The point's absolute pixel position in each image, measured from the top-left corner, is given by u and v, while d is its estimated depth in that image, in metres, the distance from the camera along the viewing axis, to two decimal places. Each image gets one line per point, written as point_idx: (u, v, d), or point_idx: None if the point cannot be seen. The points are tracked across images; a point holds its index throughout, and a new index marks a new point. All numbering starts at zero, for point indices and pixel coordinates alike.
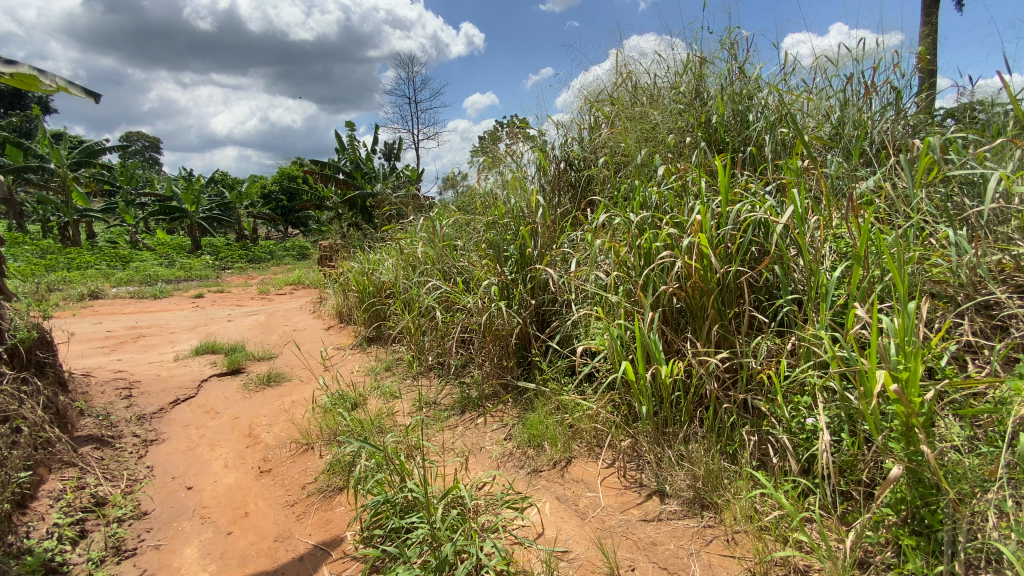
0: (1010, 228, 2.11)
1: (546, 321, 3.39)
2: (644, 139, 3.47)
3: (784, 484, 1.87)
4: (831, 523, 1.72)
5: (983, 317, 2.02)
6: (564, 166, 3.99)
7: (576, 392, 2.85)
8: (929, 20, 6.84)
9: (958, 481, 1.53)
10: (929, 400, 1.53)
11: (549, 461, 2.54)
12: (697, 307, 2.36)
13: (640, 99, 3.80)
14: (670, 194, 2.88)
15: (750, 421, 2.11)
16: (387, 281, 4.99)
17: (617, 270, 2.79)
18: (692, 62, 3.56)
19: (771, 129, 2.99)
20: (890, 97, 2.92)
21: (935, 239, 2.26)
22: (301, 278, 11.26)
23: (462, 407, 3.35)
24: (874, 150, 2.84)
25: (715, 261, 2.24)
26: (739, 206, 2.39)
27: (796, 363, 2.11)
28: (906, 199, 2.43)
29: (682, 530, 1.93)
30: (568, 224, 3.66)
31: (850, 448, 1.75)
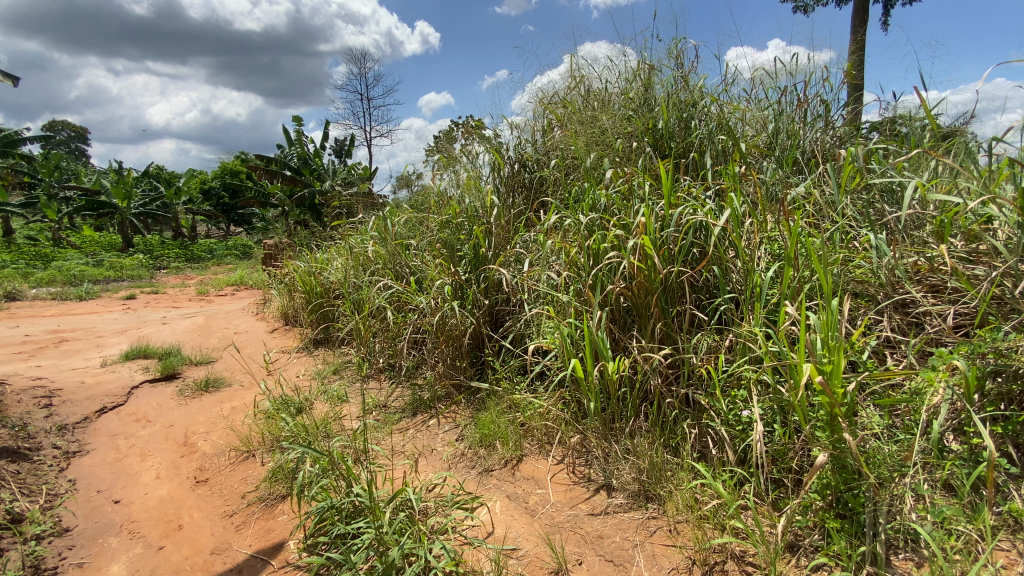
0: (924, 233, 2.30)
1: (499, 321, 3.40)
2: (594, 142, 3.55)
3: (722, 474, 1.95)
4: (765, 510, 1.81)
5: (900, 314, 2.18)
6: (517, 168, 4.02)
7: (528, 391, 2.87)
8: (856, 40, 7.37)
9: (879, 466, 1.64)
10: (851, 391, 1.65)
11: (500, 460, 2.55)
12: (642, 306, 2.44)
13: (591, 104, 3.88)
14: (618, 196, 2.95)
15: (692, 414, 2.20)
16: (336, 282, 4.85)
17: (568, 271, 2.83)
18: (640, 69, 3.67)
19: (712, 136, 3.13)
20: (820, 110, 3.12)
21: (858, 242, 2.43)
22: (244, 279, 10.75)
23: (413, 409, 3.30)
24: (805, 159, 3.03)
25: (659, 261, 2.33)
26: (681, 209, 2.49)
27: (733, 358, 2.22)
28: (833, 205, 2.60)
29: (628, 522, 1.98)
30: (521, 224, 3.68)
31: (781, 438, 1.84)
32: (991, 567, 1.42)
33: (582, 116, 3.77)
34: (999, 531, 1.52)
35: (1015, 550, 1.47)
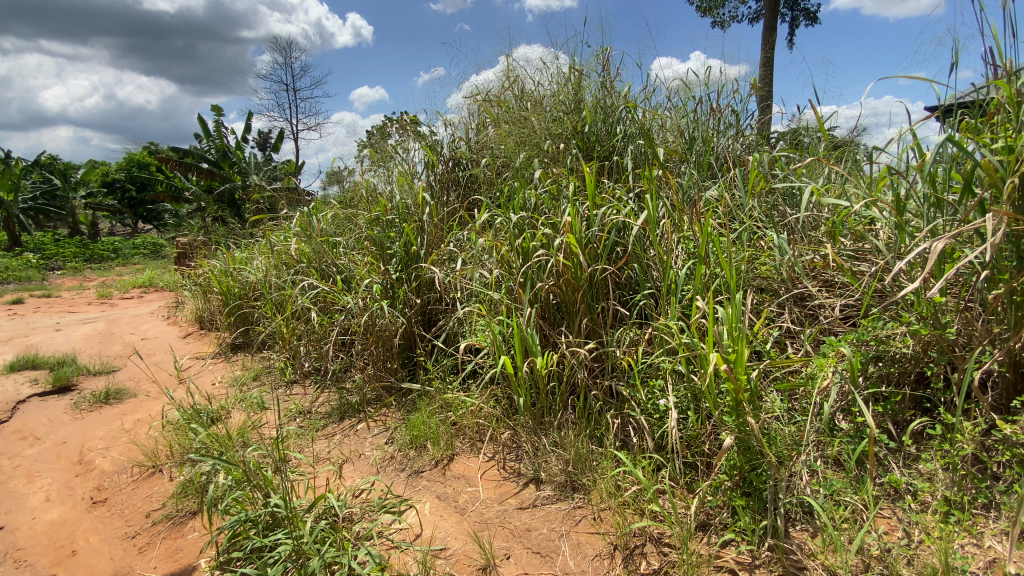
0: (819, 234, 2.52)
1: (431, 320, 3.34)
2: (524, 142, 3.59)
3: (642, 460, 2.04)
4: (680, 492, 1.91)
5: (799, 307, 2.38)
6: (448, 166, 3.98)
7: (460, 390, 2.84)
8: (766, 55, 8.02)
9: (777, 445, 1.78)
10: (753, 377, 1.79)
11: (431, 461, 2.51)
12: (569, 302, 2.50)
13: (521, 104, 3.93)
14: (546, 195, 3.01)
15: (615, 405, 2.28)
16: (257, 282, 4.57)
17: (499, 269, 2.84)
18: (568, 73, 3.77)
19: (634, 141, 3.27)
20: (732, 119, 3.35)
21: (763, 241, 2.63)
22: (153, 280, 9.85)
23: (340, 413, 3.18)
24: (718, 164, 3.24)
25: (584, 258, 2.40)
26: (606, 209, 2.58)
27: (653, 351, 2.33)
28: (742, 207, 2.80)
29: (555, 513, 2.02)
30: (454, 222, 3.64)
31: (694, 424, 1.96)
32: (872, 531, 1.58)
33: (512, 117, 3.81)
34: (880, 500, 1.69)
35: (892, 516, 1.64)
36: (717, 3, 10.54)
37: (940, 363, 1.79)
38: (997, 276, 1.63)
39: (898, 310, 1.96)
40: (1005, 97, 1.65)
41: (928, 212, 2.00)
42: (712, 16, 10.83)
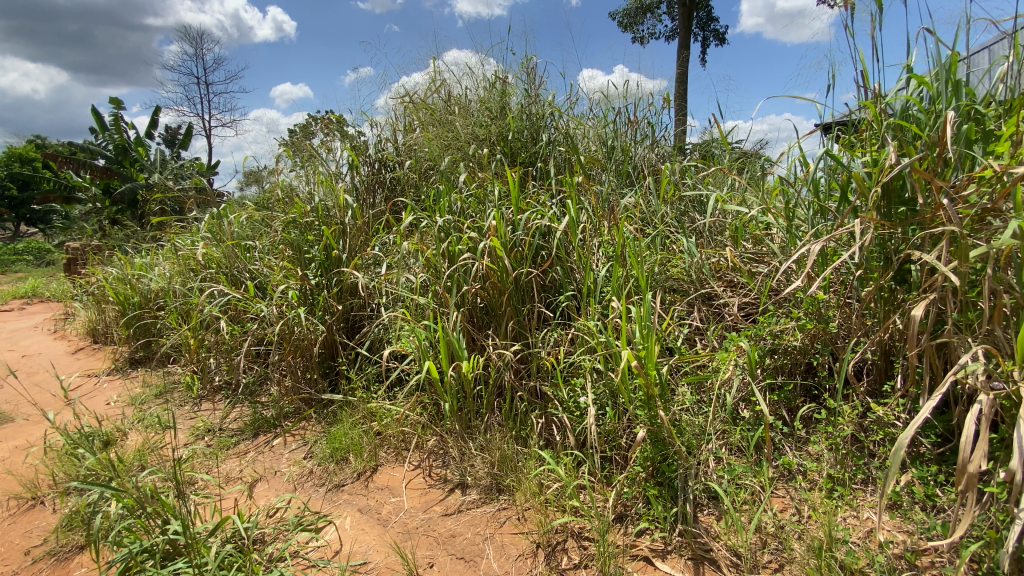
0: (723, 238, 2.72)
1: (354, 327, 3.22)
2: (450, 146, 3.57)
3: (564, 457, 2.08)
4: (599, 486, 1.97)
5: (707, 306, 2.54)
6: (372, 168, 3.87)
7: (385, 399, 2.76)
8: (682, 71, 8.57)
9: (686, 436, 1.89)
10: (661, 372, 1.91)
11: (353, 474, 2.41)
12: (496, 305, 2.51)
13: (447, 108, 3.91)
14: (472, 199, 3.01)
15: (539, 405, 2.31)
16: (159, 290, 4.18)
17: (424, 273, 2.80)
18: (494, 79, 3.80)
19: (557, 148, 3.36)
20: (648, 130, 3.53)
21: (675, 245, 2.79)
22: (36, 289, 8.73)
23: (254, 429, 2.98)
24: (636, 172, 3.40)
25: (508, 261, 2.42)
26: (529, 213, 2.63)
27: (575, 351, 2.39)
28: (657, 213, 2.96)
29: (480, 517, 2.01)
30: (378, 225, 3.53)
31: (612, 419, 2.04)
32: (768, 511, 1.72)
33: (438, 120, 3.77)
34: (776, 481, 1.83)
35: (786, 494, 1.79)
36: (637, 19, 11.12)
37: (825, 353, 1.98)
38: (866, 274, 1.83)
39: (790, 306, 2.15)
40: (870, 116, 1.87)
41: (812, 218, 2.21)
42: (631, 31, 11.41)
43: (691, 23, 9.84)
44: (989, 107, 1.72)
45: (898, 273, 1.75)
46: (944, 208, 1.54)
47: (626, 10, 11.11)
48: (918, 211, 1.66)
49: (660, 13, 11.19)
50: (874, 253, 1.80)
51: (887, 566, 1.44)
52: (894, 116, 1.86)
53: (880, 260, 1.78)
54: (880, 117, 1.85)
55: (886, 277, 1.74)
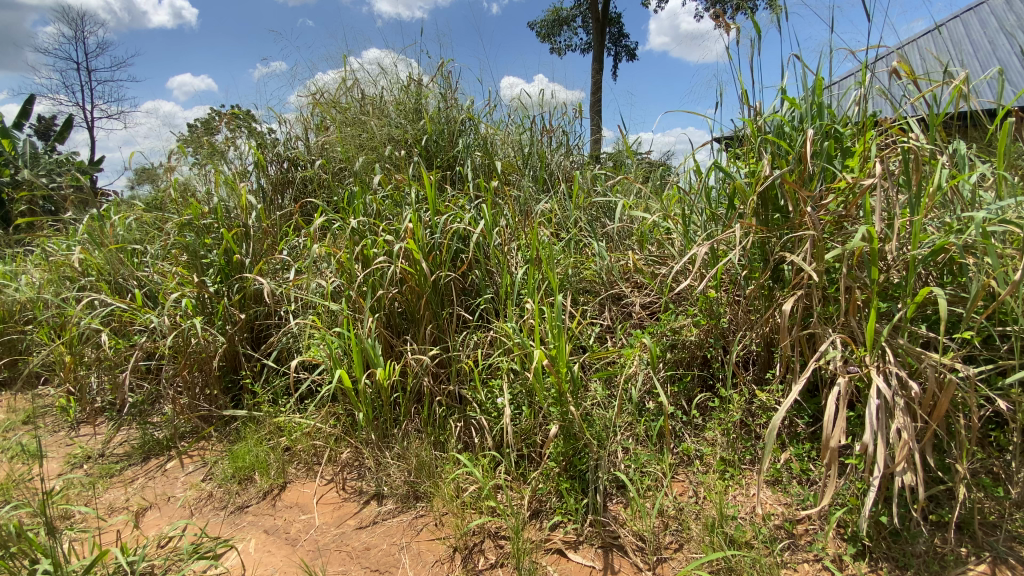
0: (630, 243, 2.88)
1: (261, 337, 3.02)
2: (364, 146, 3.47)
3: (481, 459, 2.09)
4: (515, 485, 2.00)
5: (617, 306, 2.68)
6: (280, 167, 3.67)
7: (294, 412, 2.61)
8: (595, 85, 8.98)
9: (598, 430, 1.98)
10: (573, 369, 1.98)
11: (258, 493, 2.26)
12: (413, 309, 2.47)
13: (362, 108, 3.79)
14: (387, 201, 2.94)
15: (457, 409, 2.30)
16: (25, 301, 3.67)
17: (337, 277, 2.69)
18: (411, 81, 3.75)
19: (474, 153, 3.37)
20: (563, 139, 3.65)
21: (588, 249, 2.92)
22: None
23: (144, 454, 2.70)
24: (551, 179, 3.51)
25: (426, 265, 2.37)
26: (447, 216, 2.62)
27: (492, 353, 2.41)
28: (571, 218, 3.07)
29: (396, 527, 1.96)
30: (287, 228, 3.35)
31: (528, 418, 2.08)
32: (669, 495, 1.84)
33: (351, 120, 3.65)
34: (677, 467, 1.97)
35: (685, 479, 1.93)
36: (554, 32, 11.50)
37: (717, 347, 2.15)
38: (750, 273, 2.02)
39: (688, 304, 2.32)
40: (750, 131, 2.06)
41: (705, 223, 2.40)
42: (549, 43, 11.78)
43: (605, 40, 10.37)
44: (845, 126, 1.96)
45: (775, 273, 1.95)
46: (809, 214, 1.73)
47: (544, 22, 11.44)
48: (790, 217, 1.86)
49: (576, 27, 11.67)
50: (756, 254, 1.99)
51: (769, 537, 1.59)
52: (770, 132, 2.07)
53: (760, 261, 1.97)
54: (759, 133, 2.05)
55: (765, 276, 1.93)
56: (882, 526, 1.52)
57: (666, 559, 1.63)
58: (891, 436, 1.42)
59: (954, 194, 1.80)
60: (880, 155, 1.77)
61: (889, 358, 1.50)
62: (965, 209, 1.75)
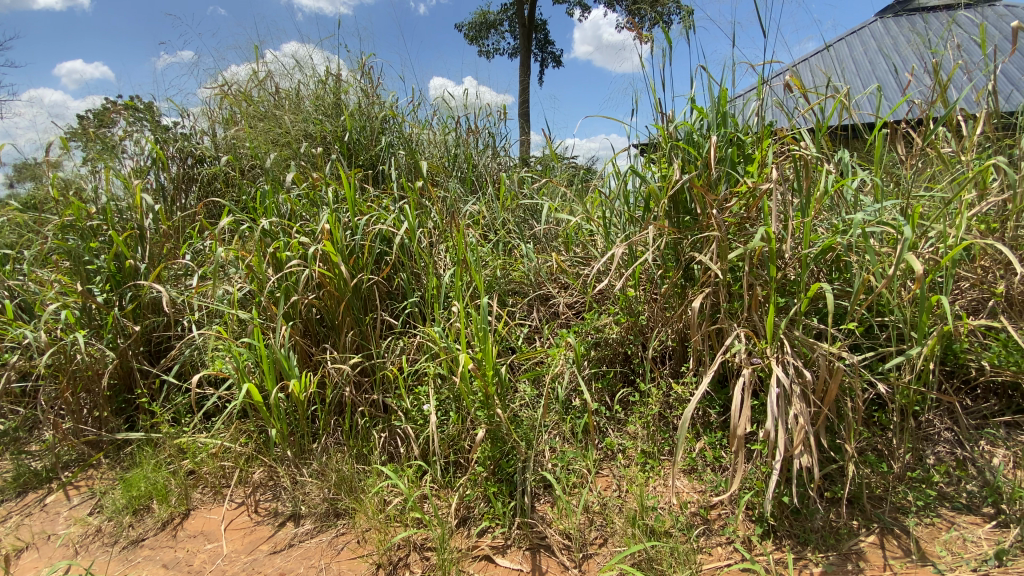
0: (556, 244, 2.93)
1: (160, 350, 2.74)
2: (277, 143, 3.26)
3: (406, 468, 2.01)
4: (442, 493, 1.94)
5: (544, 307, 2.71)
6: (182, 164, 3.36)
7: (199, 431, 2.39)
8: (523, 89, 9.08)
9: (525, 432, 1.97)
10: (499, 371, 1.96)
11: (156, 524, 2.05)
12: (333, 315, 2.34)
13: (275, 102, 3.57)
14: (303, 201, 2.78)
15: (381, 418, 2.21)
16: None
17: (246, 282, 2.49)
18: (329, 75, 3.59)
19: (398, 151, 3.27)
20: (489, 140, 3.64)
21: (516, 250, 2.93)
22: None
23: (17, 489, 2.36)
24: (479, 180, 3.49)
25: (344, 268, 2.25)
26: (368, 217, 2.51)
27: (418, 359, 2.34)
28: (498, 220, 3.07)
29: (314, 548, 1.84)
30: (191, 231, 3.07)
31: (455, 424, 2.03)
32: (594, 490, 1.88)
33: (263, 114, 3.44)
34: (601, 462, 2.01)
35: (609, 473, 1.97)
36: (481, 35, 11.52)
37: (637, 343, 2.23)
38: (665, 272, 2.10)
39: (610, 303, 2.39)
40: (663, 137, 2.16)
41: (624, 225, 2.48)
42: (477, 46, 11.77)
43: (532, 45, 10.56)
44: (746, 134, 2.09)
45: (688, 272, 2.04)
46: (715, 215, 1.84)
47: (471, 24, 11.43)
48: (699, 219, 1.96)
49: (504, 30, 11.77)
50: (670, 254, 2.08)
51: (685, 524, 1.67)
52: (680, 138, 2.18)
53: (673, 261, 2.07)
54: (670, 138, 2.15)
55: (678, 275, 2.02)
56: (785, 506, 1.62)
57: (591, 555, 1.66)
58: (790, 422, 1.53)
59: (840, 197, 1.97)
60: (777, 161, 1.91)
61: (786, 349, 1.62)
62: (849, 211, 1.93)
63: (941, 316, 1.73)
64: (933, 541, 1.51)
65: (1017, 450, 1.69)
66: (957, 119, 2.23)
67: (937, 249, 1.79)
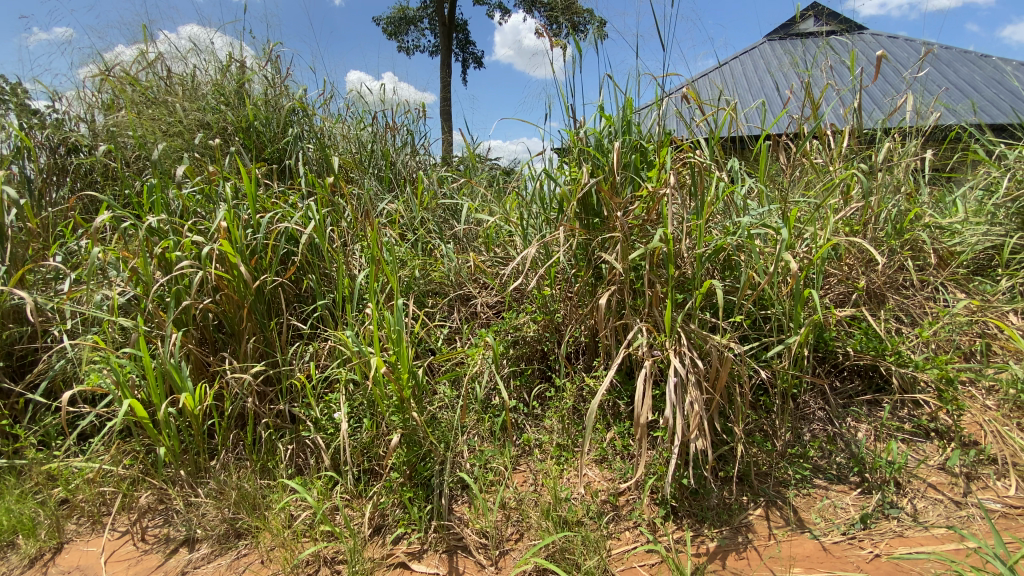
0: (477, 244, 2.93)
1: (24, 365, 2.41)
2: (167, 132, 2.98)
3: (316, 480, 1.92)
4: (355, 503, 1.87)
5: (464, 307, 2.69)
6: (52, 154, 2.99)
7: (73, 454, 2.12)
8: (444, 87, 8.98)
9: (442, 434, 1.96)
10: (414, 373, 1.92)
11: (19, 564, 1.79)
12: (232, 321, 2.17)
13: (166, 88, 3.27)
14: (198, 196, 2.56)
15: (288, 429, 2.09)
16: None
17: (130, 286, 2.25)
18: (230, 62, 3.33)
19: (308, 146, 3.11)
20: (407, 137, 3.56)
21: (434, 250, 2.90)
22: None
23: None
24: (396, 179, 3.40)
25: (244, 269, 2.10)
26: (272, 215, 2.36)
27: (329, 364, 2.23)
28: (416, 219, 3.03)
29: (211, 573, 1.70)
30: (64, 229, 2.73)
31: (369, 430, 1.96)
32: (510, 487, 1.90)
33: (151, 101, 3.13)
34: (519, 458, 2.04)
35: (526, 468, 2.01)
36: (401, 30, 11.26)
37: (553, 341, 2.28)
38: (577, 271, 2.18)
39: (528, 302, 2.43)
40: (573, 140, 2.23)
41: (539, 225, 2.54)
42: (396, 40, 11.48)
43: (453, 44, 10.50)
44: (648, 140, 2.21)
45: (598, 271, 2.13)
46: (620, 217, 1.93)
47: (390, 19, 11.14)
48: (606, 220, 2.05)
49: (424, 27, 11.59)
50: (581, 254, 2.16)
51: (596, 512, 1.74)
52: (589, 142, 2.26)
53: (584, 260, 2.15)
54: (580, 143, 2.23)
55: (588, 273, 2.11)
56: (685, 488, 1.74)
57: (507, 551, 1.68)
58: (686, 409, 1.64)
59: (731, 202, 2.15)
60: (675, 167, 2.04)
61: (683, 341, 1.73)
62: (738, 214, 2.10)
63: (814, 308, 1.94)
64: (809, 509, 1.69)
65: (876, 424, 1.93)
66: (827, 133, 2.50)
67: (810, 249, 2.01)
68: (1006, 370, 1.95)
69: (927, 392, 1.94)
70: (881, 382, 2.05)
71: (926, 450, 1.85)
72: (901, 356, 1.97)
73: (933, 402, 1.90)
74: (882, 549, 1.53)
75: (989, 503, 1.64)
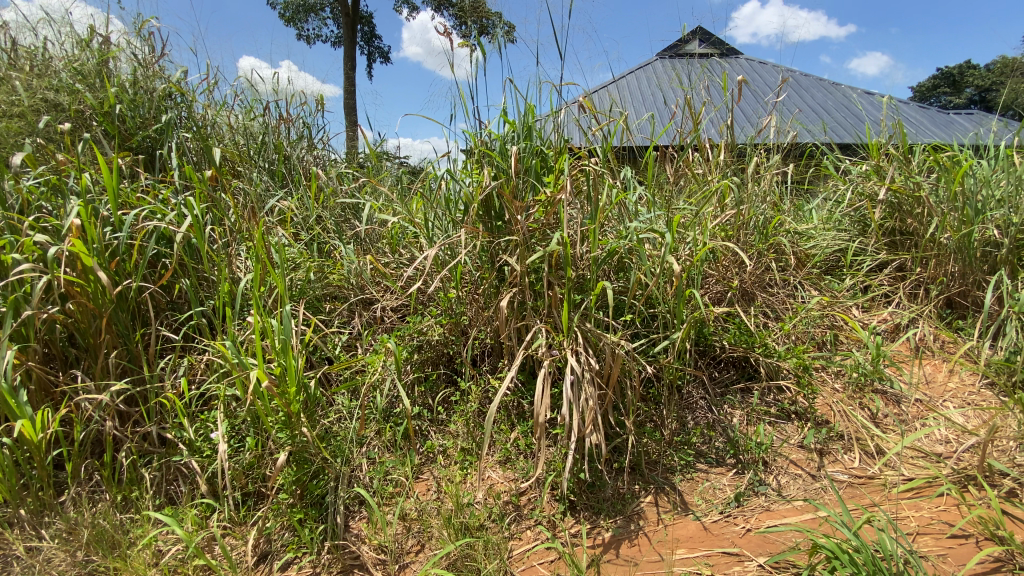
0: (379, 244, 2.82)
1: None
2: (5, 113, 2.54)
3: (191, 508, 1.73)
4: (237, 529, 1.71)
5: (366, 311, 2.57)
6: None
7: None
8: (348, 80, 8.58)
9: (337, 447, 1.86)
10: (305, 384, 1.79)
11: None
12: (86, 333, 1.89)
13: (6, 61, 2.78)
14: (41, 188, 2.21)
15: (156, 453, 1.86)
16: None
17: None
18: (90, 36, 2.91)
19: (186, 136, 2.80)
20: (303, 130, 3.33)
21: (333, 251, 2.75)
22: None
23: None
24: (291, 174, 3.18)
25: (102, 274, 1.83)
26: (137, 211, 2.08)
27: (207, 378, 2.02)
28: (312, 218, 2.86)
29: None
30: None
31: (253, 449, 1.81)
32: (411, 497, 1.84)
33: None
34: (422, 466, 1.99)
35: (429, 475, 1.97)
36: (299, 17, 10.60)
37: (457, 343, 2.26)
38: (481, 273, 2.17)
39: (432, 305, 2.39)
40: (475, 142, 2.22)
41: (443, 226, 2.50)
42: (295, 27, 10.78)
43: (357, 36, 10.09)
44: (547, 145, 2.27)
45: (500, 273, 2.14)
46: (520, 220, 1.96)
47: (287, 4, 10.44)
48: (508, 223, 2.07)
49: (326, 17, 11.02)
50: (483, 256, 2.16)
51: (498, 514, 1.74)
52: (491, 144, 2.26)
53: (487, 262, 2.15)
54: (481, 144, 2.23)
55: (491, 275, 2.11)
56: (582, 483, 1.81)
57: (406, 564, 1.63)
58: (581, 405, 1.71)
59: (623, 207, 2.27)
60: (571, 172, 2.11)
61: (579, 341, 1.80)
62: (629, 219, 2.22)
63: (695, 307, 2.10)
64: (692, 492, 1.83)
65: (748, 410, 2.13)
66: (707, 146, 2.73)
67: (691, 251, 2.17)
68: (850, 357, 2.27)
69: (788, 379, 2.18)
70: (752, 370, 2.27)
71: (788, 431, 2.07)
72: (767, 348, 2.21)
73: (793, 387, 2.13)
74: (752, 523, 1.69)
75: (837, 475, 1.88)
